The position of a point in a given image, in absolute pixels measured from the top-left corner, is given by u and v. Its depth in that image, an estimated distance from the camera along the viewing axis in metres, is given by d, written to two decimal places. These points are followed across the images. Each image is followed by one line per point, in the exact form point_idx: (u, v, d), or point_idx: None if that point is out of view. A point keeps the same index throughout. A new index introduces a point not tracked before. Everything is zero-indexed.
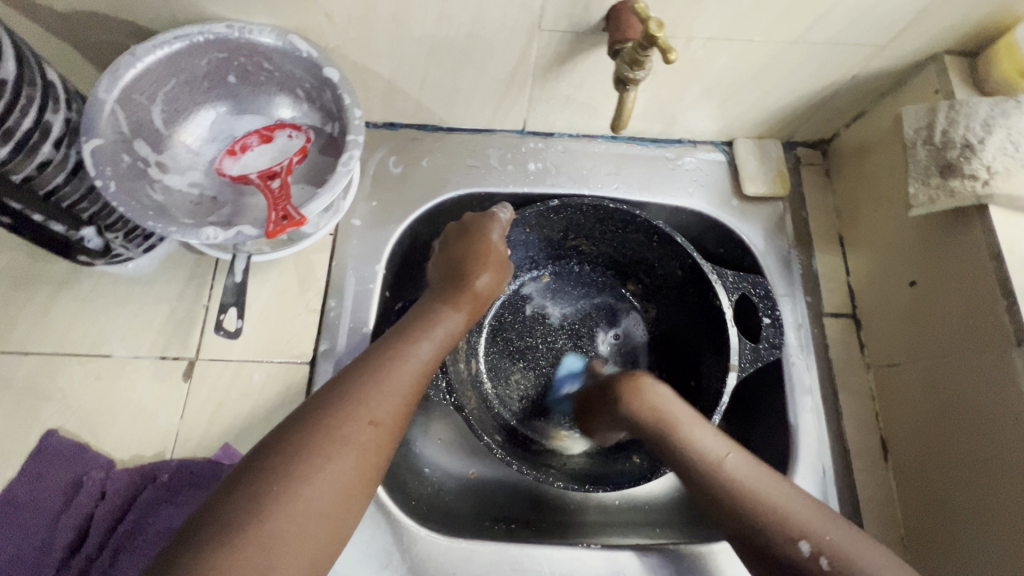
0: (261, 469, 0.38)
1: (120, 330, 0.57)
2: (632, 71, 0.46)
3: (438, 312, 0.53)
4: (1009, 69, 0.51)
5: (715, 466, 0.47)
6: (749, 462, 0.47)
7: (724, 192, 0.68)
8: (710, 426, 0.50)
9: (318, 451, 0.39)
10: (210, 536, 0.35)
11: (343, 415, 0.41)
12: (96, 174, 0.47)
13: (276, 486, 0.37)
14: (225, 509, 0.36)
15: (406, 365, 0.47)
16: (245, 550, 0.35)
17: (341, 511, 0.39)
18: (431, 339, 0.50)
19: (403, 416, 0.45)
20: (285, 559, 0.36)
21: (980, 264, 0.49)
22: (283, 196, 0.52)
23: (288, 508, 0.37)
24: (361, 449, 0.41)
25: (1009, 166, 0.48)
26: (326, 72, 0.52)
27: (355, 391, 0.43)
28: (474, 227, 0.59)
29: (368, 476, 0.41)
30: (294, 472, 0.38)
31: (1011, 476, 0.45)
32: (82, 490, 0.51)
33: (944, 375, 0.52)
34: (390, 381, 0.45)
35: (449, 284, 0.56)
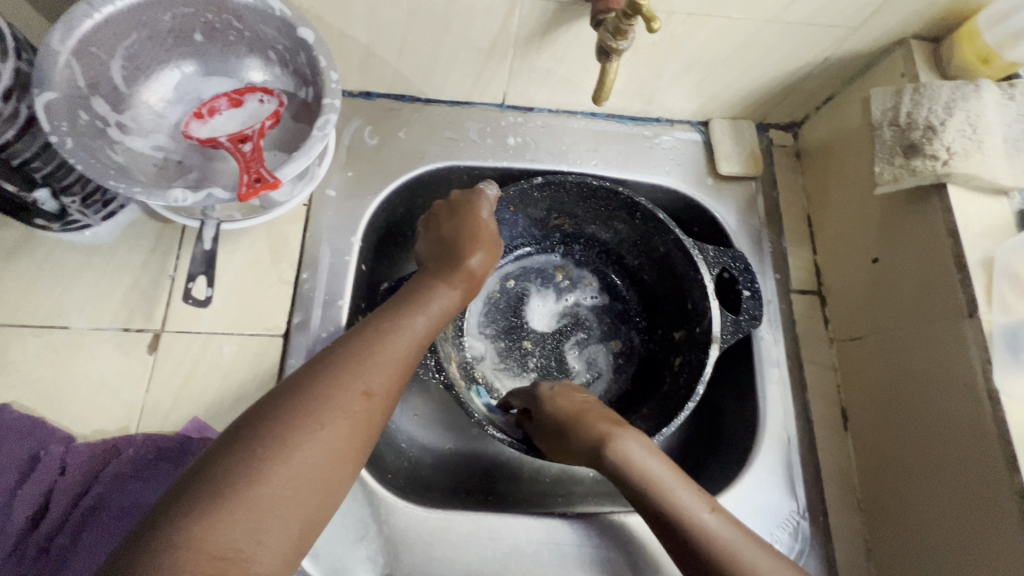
0: (251, 434, 0.37)
1: (79, 300, 0.54)
2: (614, 41, 0.46)
3: (430, 287, 0.53)
4: (971, 54, 0.54)
5: (689, 525, 0.44)
6: (730, 523, 0.45)
7: (699, 171, 0.69)
8: (680, 475, 0.47)
9: (311, 417, 0.38)
10: (198, 497, 0.34)
11: (336, 383, 0.41)
12: (51, 130, 0.44)
13: (267, 450, 0.36)
14: (215, 471, 0.35)
15: (400, 339, 0.46)
16: (236, 512, 0.34)
17: (332, 479, 0.39)
18: (426, 314, 0.49)
19: (397, 386, 0.44)
20: (275, 524, 0.35)
21: (938, 239, 0.52)
22: (255, 159, 0.50)
23: (279, 473, 0.36)
24: (354, 418, 0.40)
25: (967, 147, 0.50)
26: (300, 33, 0.49)
27: (350, 360, 0.42)
28: (462, 204, 0.58)
29: (359, 446, 0.40)
30: (286, 438, 0.37)
31: (960, 436, 0.48)
32: (39, 466, 0.48)
33: (904, 347, 0.54)
34: (383, 353, 0.44)
35: (441, 261, 0.56)
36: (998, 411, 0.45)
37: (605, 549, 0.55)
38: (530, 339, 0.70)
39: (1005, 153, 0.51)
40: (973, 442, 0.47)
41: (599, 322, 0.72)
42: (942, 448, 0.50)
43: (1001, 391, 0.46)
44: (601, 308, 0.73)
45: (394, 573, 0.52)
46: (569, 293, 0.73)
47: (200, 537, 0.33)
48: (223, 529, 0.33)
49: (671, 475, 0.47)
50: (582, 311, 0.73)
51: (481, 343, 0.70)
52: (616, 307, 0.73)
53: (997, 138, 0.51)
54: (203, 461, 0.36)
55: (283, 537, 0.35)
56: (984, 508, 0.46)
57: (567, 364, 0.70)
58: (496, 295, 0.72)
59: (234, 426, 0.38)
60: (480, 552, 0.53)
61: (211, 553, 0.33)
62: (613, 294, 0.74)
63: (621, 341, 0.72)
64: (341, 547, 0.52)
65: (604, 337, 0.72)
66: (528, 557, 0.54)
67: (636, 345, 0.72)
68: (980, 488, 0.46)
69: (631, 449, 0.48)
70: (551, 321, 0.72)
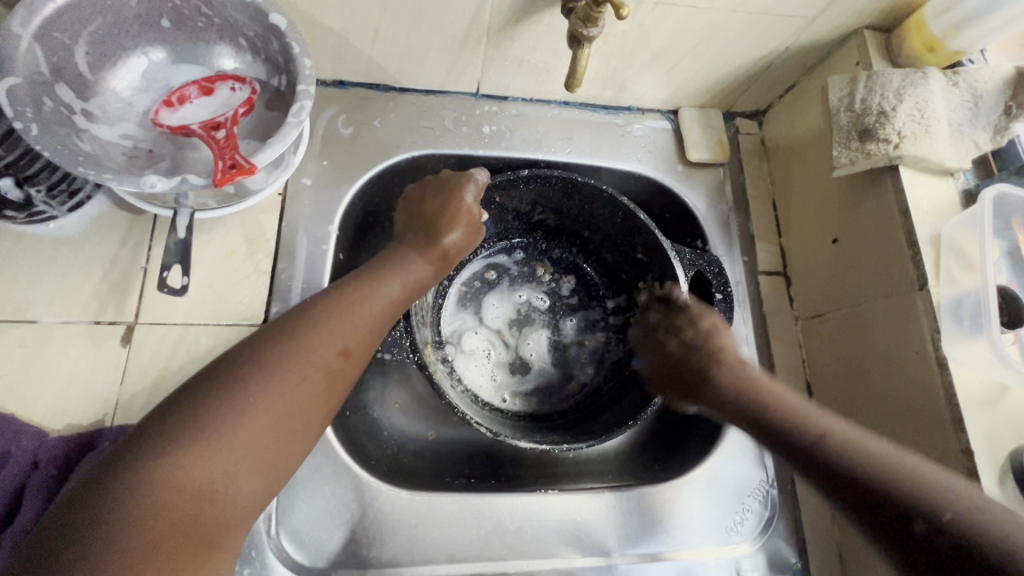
0: (226, 380, 0.39)
1: (47, 293, 0.53)
2: (585, 28, 0.48)
3: (405, 257, 0.54)
4: (919, 42, 0.57)
5: (817, 437, 0.42)
6: (850, 427, 0.42)
7: (670, 158, 0.71)
8: (821, 407, 0.46)
9: (291, 370, 0.40)
10: (170, 435, 0.36)
11: (314, 340, 0.43)
12: (14, 116, 0.43)
13: (245, 399, 0.38)
14: (199, 411, 0.37)
15: (374, 303, 0.48)
16: (212, 454, 0.36)
17: (303, 429, 0.41)
18: (400, 281, 0.51)
19: (370, 349, 0.47)
20: (251, 467, 0.38)
21: (891, 218, 0.55)
22: (230, 146, 0.49)
23: (256, 420, 0.38)
24: (328, 375, 0.42)
25: (916, 131, 0.54)
26: (272, 19, 0.49)
27: (328, 319, 0.44)
28: (449, 183, 0.58)
29: (330, 401, 0.43)
30: (260, 389, 0.39)
31: (912, 399, 0.52)
32: (10, 461, 0.47)
33: (863, 321, 0.57)
34: (359, 315, 0.46)
35: (420, 233, 0.56)
36: (945, 376, 0.49)
37: (586, 521, 0.57)
38: (510, 330, 0.72)
39: (951, 137, 0.54)
40: (921, 402, 0.51)
41: (575, 318, 0.74)
42: (897, 412, 0.53)
43: (949, 357, 0.49)
44: (580, 305, 0.75)
45: (378, 556, 0.53)
46: (546, 289, 0.75)
47: (182, 475, 0.35)
48: (200, 470, 0.35)
49: (816, 412, 0.45)
50: (561, 307, 0.74)
51: (463, 331, 0.70)
52: (592, 305, 0.75)
53: (943, 122, 0.54)
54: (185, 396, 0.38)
55: (256, 482, 0.38)
56: (936, 468, 0.49)
57: (539, 358, 0.71)
58: (478, 283, 0.73)
59: (215, 368, 0.40)
60: (465, 532, 0.54)
61: (188, 491, 0.35)
62: (592, 294, 0.75)
63: (598, 338, 0.74)
64: (326, 531, 0.52)
65: (580, 334, 0.73)
66: (511, 534, 0.55)
67: (611, 343, 0.73)
68: (931, 449, 0.50)
69: (734, 377, 0.50)
70: (531, 313, 0.73)
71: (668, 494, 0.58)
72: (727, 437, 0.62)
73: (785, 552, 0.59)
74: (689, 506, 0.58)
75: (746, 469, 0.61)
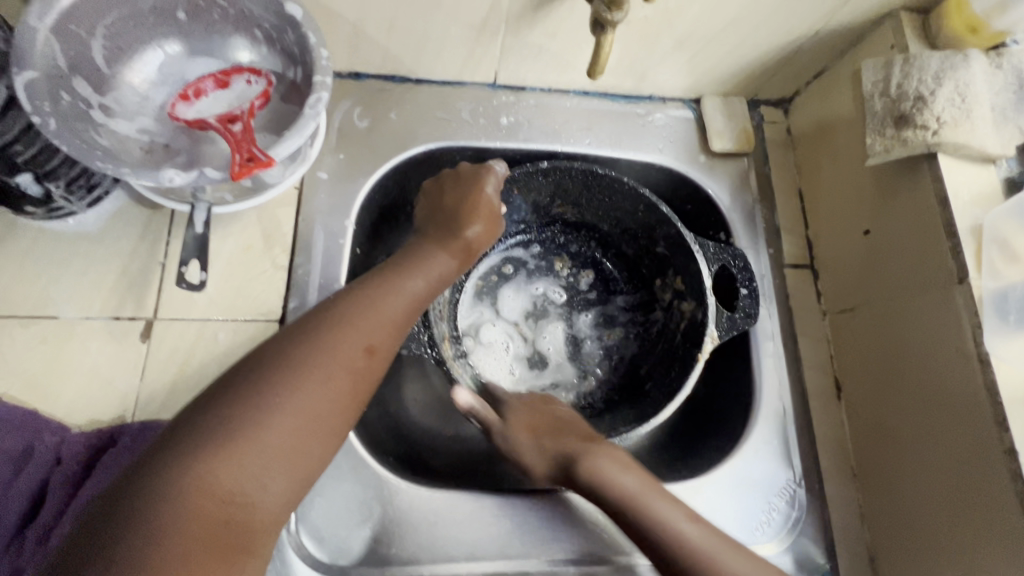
0: (253, 379, 0.38)
1: (67, 289, 0.53)
2: (609, 12, 0.46)
3: (428, 252, 0.53)
4: (959, 24, 0.54)
5: (670, 535, 0.48)
6: (699, 524, 0.49)
7: (692, 148, 0.69)
8: (657, 489, 0.51)
9: (317, 368, 0.40)
10: (202, 434, 0.36)
11: (340, 337, 0.42)
12: (33, 110, 0.42)
13: (273, 398, 0.38)
14: (229, 409, 0.37)
15: (399, 299, 0.47)
16: (243, 454, 0.36)
17: (330, 428, 0.40)
18: (424, 277, 0.50)
19: (395, 345, 0.46)
20: (280, 468, 0.37)
21: (928, 208, 0.52)
22: (246, 139, 0.49)
23: (285, 419, 0.38)
24: (355, 373, 0.42)
25: (956, 117, 0.51)
26: (288, 9, 0.48)
27: (352, 316, 0.43)
28: (469, 176, 0.57)
29: (356, 400, 0.42)
30: (287, 388, 0.39)
31: (951, 396, 0.50)
32: (35, 456, 0.48)
33: (898, 315, 0.55)
34: (384, 312, 0.45)
35: (441, 228, 0.55)
36: (988, 373, 0.47)
37: (609, 520, 0.56)
38: (527, 324, 0.71)
39: (993, 122, 0.52)
40: (960, 400, 0.49)
41: (594, 312, 0.72)
42: (935, 410, 0.51)
43: (991, 354, 0.47)
44: (600, 300, 0.73)
45: (398, 553, 0.52)
46: (565, 283, 0.73)
47: (213, 476, 0.35)
48: (230, 470, 0.35)
49: (647, 489, 0.51)
50: (581, 301, 0.73)
51: (481, 326, 0.69)
52: (612, 298, 0.73)
53: (985, 107, 0.52)
54: (213, 397, 0.37)
55: (285, 482, 0.38)
56: (976, 469, 0.47)
57: (558, 353, 0.70)
58: (496, 277, 0.72)
59: (240, 369, 0.39)
60: (486, 530, 0.54)
61: (219, 492, 0.35)
62: (612, 287, 0.74)
63: (619, 332, 0.72)
64: (346, 528, 0.52)
65: (600, 328, 0.72)
66: (533, 533, 0.54)
67: (632, 337, 0.72)
68: (971, 448, 0.48)
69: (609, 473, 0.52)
70: (549, 307, 0.72)
71: (692, 494, 0.57)
72: (754, 434, 0.60)
73: (813, 553, 0.57)
74: (714, 506, 0.57)
75: (773, 467, 0.59)
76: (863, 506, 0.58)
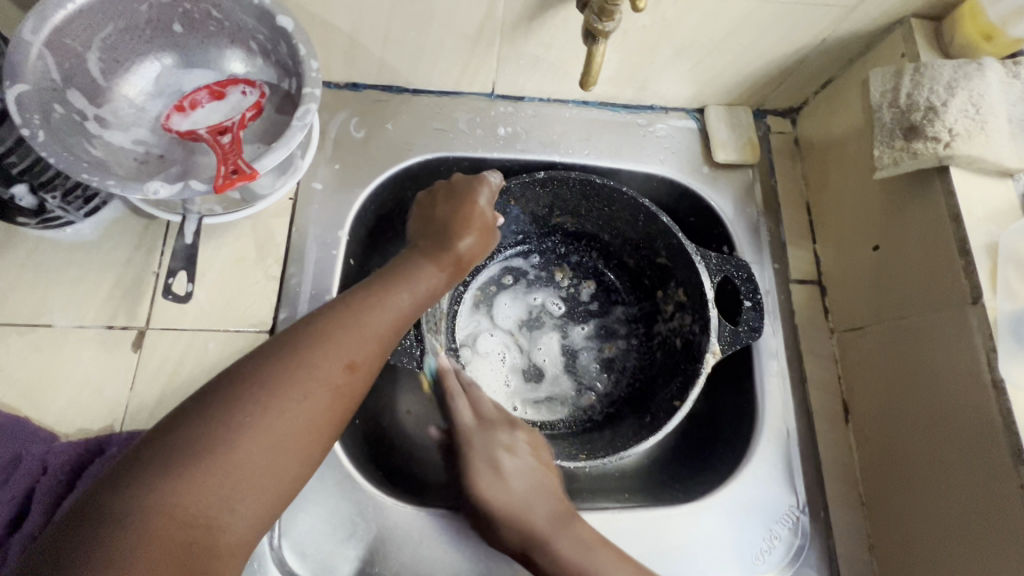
0: (226, 397, 0.38)
1: (62, 298, 0.53)
2: (601, 22, 0.45)
3: (417, 265, 0.52)
4: (973, 32, 0.51)
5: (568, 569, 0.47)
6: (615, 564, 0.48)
7: (695, 158, 0.68)
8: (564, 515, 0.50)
9: (293, 386, 0.39)
10: (170, 455, 0.35)
11: (318, 354, 0.41)
12: (22, 123, 0.43)
13: (245, 418, 0.37)
14: (198, 429, 0.36)
15: (383, 314, 0.46)
16: (211, 476, 0.35)
17: (305, 448, 0.39)
18: (411, 291, 0.49)
19: (377, 361, 0.45)
20: (251, 489, 0.37)
21: (940, 224, 0.50)
22: (234, 151, 0.49)
23: (257, 439, 0.37)
24: (333, 391, 0.41)
25: (970, 128, 0.49)
26: (279, 21, 0.48)
27: (332, 332, 0.43)
28: (463, 188, 0.56)
29: (335, 417, 0.41)
30: (260, 408, 0.38)
31: (964, 426, 0.47)
32: (22, 465, 0.48)
33: (906, 337, 0.52)
34: (366, 327, 0.44)
35: (432, 240, 0.54)
36: (1003, 401, 0.44)
37: None
38: (523, 333, 0.69)
39: (1010, 134, 0.49)
40: (973, 430, 0.46)
41: (594, 324, 0.71)
42: (945, 440, 0.48)
43: (1006, 380, 0.44)
44: (600, 311, 0.71)
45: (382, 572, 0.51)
46: (566, 294, 0.72)
47: (178, 499, 0.34)
48: (197, 493, 0.35)
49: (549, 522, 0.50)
50: (581, 314, 0.71)
51: (478, 336, 0.68)
52: (613, 310, 0.72)
53: (1001, 118, 0.49)
54: (183, 412, 0.37)
55: (256, 504, 0.37)
56: (989, 504, 0.44)
57: (554, 366, 0.69)
58: (494, 288, 0.71)
59: (215, 386, 0.39)
60: (472, 550, 0.52)
61: (184, 516, 0.34)
62: (614, 300, 0.72)
63: (619, 345, 0.70)
64: (329, 545, 0.51)
65: (600, 341, 0.70)
66: None
67: (631, 351, 0.70)
68: (985, 482, 0.45)
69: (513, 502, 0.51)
70: (547, 319, 0.70)
71: (689, 519, 0.55)
72: (755, 457, 0.58)
73: None
74: (711, 532, 0.55)
75: (775, 492, 0.56)
76: (871, 536, 0.55)
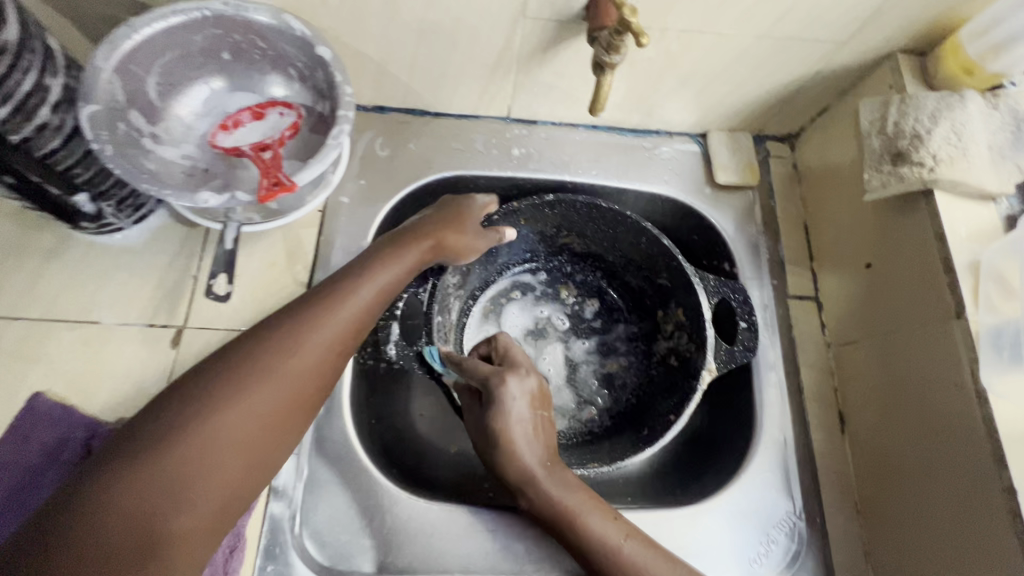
0: (195, 410, 0.42)
1: (109, 297, 0.58)
2: (608, 56, 0.50)
3: (387, 258, 0.54)
4: (955, 66, 0.56)
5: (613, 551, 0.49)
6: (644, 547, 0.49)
7: (698, 180, 0.72)
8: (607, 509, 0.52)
9: (206, 401, 0.43)
10: (104, 464, 0.40)
11: (264, 369, 0.45)
12: (92, 137, 0.48)
13: (147, 431, 0.41)
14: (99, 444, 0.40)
15: (346, 324, 0.49)
16: (118, 484, 0.39)
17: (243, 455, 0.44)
18: (375, 291, 0.51)
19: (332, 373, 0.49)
20: (216, 468, 0.42)
21: (926, 244, 0.53)
22: (274, 166, 0.54)
23: (179, 447, 0.41)
24: (273, 405, 0.45)
25: (953, 154, 0.52)
26: (318, 51, 0.54)
27: (275, 347, 0.46)
28: (451, 205, 0.60)
29: (270, 427, 0.45)
30: (163, 420, 0.42)
31: (951, 434, 0.49)
32: (69, 448, 0.52)
33: (896, 349, 0.55)
34: (329, 340, 0.48)
35: (408, 235, 0.56)
36: (986, 410, 0.46)
37: None
38: (530, 343, 0.73)
39: (991, 160, 0.53)
40: (959, 437, 0.48)
41: (598, 341, 0.74)
42: (934, 447, 0.51)
43: (988, 389, 0.47)
44: (603, 328, 0.75)
45: (395, 561, 0.54)
46: (571, 310, 0.75)
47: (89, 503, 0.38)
48: (130, 497, 0.39)
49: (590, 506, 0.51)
50: (586, 329, 0.74)
51: None
52: (616, 328, 0.75)
53: (982, 146, 0.53)
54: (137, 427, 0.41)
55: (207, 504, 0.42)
56: (975, 508, 0.46)
57: (559, 378, 0.72)
58: (503, 301, 0.75)
59: (183, 394, 0.43)
60: (482, 543, 0.55)
61: (123, 518, 0.38)
62: (617, 318, 0.75)
63: (621, 361, 0.73)
64: (346, 534, 0.54)
65: (603, 356, 0.73)
66: (528, 551, 0.55)
67: (634, 366, 0.73)
68: (971, 487, 0.47)
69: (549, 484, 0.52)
70: (553, 332, 0.74)
71: (689, 521, 0.57)
72: (753, 464, 0.60)
73: None
74: (712, 534, 0.57)
75: (773, 499, 0.59)
76: (867, 544, 0.57)
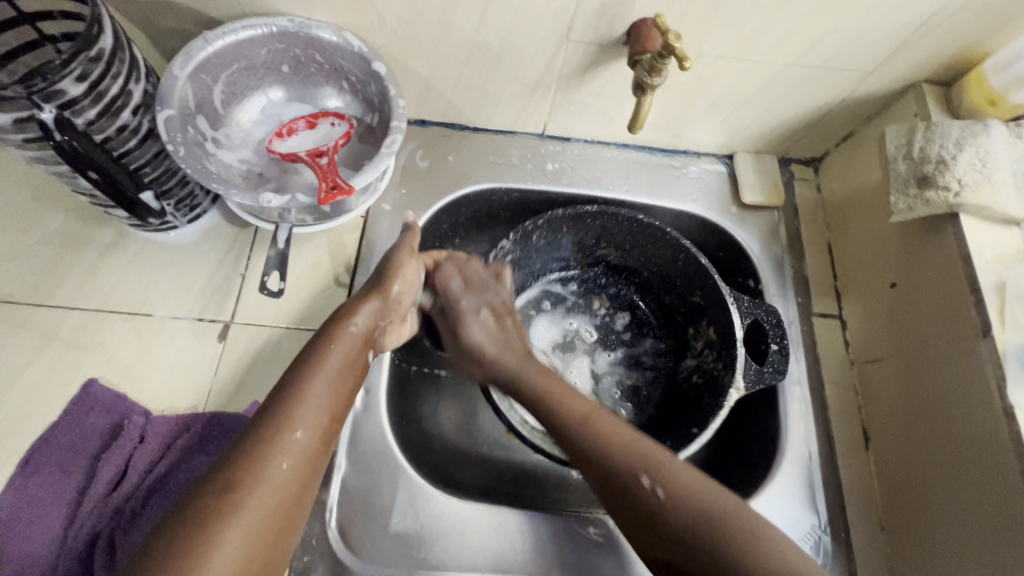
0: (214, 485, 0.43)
1: (161, 291, 0.61)
2: (650, 77, 0.53)
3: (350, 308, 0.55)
4: (979, 97, 0.58)
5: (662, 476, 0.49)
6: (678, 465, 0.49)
7: (725, 200, 0.74)
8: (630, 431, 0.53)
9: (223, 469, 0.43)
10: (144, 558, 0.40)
11: (271, 430, 0.46)
12: (168, 139, 0.52)
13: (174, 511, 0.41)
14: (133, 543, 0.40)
15: (331, 367, 0.51)
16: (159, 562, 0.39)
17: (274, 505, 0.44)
18: (349, 335, 0.53)
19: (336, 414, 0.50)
20: (237, 522, 0.42)
21: (952, 265, 0.55)
22: (332, 170, 0.57)
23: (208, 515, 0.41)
24: (287, 455, 0.46)
25: (977, 180, 0.54)
26: (374, 66, 0.57)
27: (277, 408, 0.47)
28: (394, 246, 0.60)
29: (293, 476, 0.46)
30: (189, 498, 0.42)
31: (978, 449, 0.50)
32: (122, 433, 0.54)
33: (922, 367, 0.57)
34: (321, 388, 0.49)
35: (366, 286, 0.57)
36: (1013, 426, 0.48)
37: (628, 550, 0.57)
38: (558, 354, 0.75)
39: (1016, 186, 0.55)
40: (987, 452, 0.49)
41: (625, 353, 0.76)
42: (960, 464, 0.51)
43: (1015, 406, 0.48)
44: (631, 341, 0.77)
45: (427, 558, 0.55)
46: (601, 322, 0.77)
47: None
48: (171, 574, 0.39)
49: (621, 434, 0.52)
50: (613, 342, 0.76)
51: None
52: (643, 341, 0.77)
53: (1006, 172, 0.55)
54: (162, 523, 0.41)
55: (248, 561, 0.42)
56: (1003, 523, 0.47)
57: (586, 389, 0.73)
58: (534, 311, 0.76)
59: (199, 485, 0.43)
60: (512, 545, 0.56)
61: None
62: (645, 332, 0.77)
63: (644, 375, 0.75)
64: (380, 529, 0.55)
65: (630, 369, 0.75)
66: (556, 553, 0.56)
67: (657, 380, 0.75)
68: (999, 502, 0.48)
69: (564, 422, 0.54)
70: (580, 343, 0.76)
71: None
72: (778, 477, 0.61)
73: None
74: None
75: (798, 512, 0.59)
76: (891, 561, 0.58)
